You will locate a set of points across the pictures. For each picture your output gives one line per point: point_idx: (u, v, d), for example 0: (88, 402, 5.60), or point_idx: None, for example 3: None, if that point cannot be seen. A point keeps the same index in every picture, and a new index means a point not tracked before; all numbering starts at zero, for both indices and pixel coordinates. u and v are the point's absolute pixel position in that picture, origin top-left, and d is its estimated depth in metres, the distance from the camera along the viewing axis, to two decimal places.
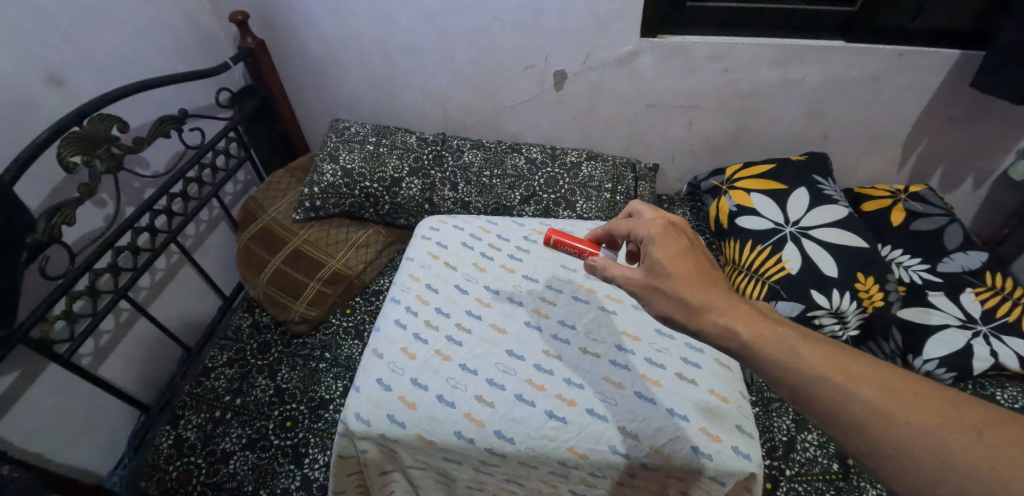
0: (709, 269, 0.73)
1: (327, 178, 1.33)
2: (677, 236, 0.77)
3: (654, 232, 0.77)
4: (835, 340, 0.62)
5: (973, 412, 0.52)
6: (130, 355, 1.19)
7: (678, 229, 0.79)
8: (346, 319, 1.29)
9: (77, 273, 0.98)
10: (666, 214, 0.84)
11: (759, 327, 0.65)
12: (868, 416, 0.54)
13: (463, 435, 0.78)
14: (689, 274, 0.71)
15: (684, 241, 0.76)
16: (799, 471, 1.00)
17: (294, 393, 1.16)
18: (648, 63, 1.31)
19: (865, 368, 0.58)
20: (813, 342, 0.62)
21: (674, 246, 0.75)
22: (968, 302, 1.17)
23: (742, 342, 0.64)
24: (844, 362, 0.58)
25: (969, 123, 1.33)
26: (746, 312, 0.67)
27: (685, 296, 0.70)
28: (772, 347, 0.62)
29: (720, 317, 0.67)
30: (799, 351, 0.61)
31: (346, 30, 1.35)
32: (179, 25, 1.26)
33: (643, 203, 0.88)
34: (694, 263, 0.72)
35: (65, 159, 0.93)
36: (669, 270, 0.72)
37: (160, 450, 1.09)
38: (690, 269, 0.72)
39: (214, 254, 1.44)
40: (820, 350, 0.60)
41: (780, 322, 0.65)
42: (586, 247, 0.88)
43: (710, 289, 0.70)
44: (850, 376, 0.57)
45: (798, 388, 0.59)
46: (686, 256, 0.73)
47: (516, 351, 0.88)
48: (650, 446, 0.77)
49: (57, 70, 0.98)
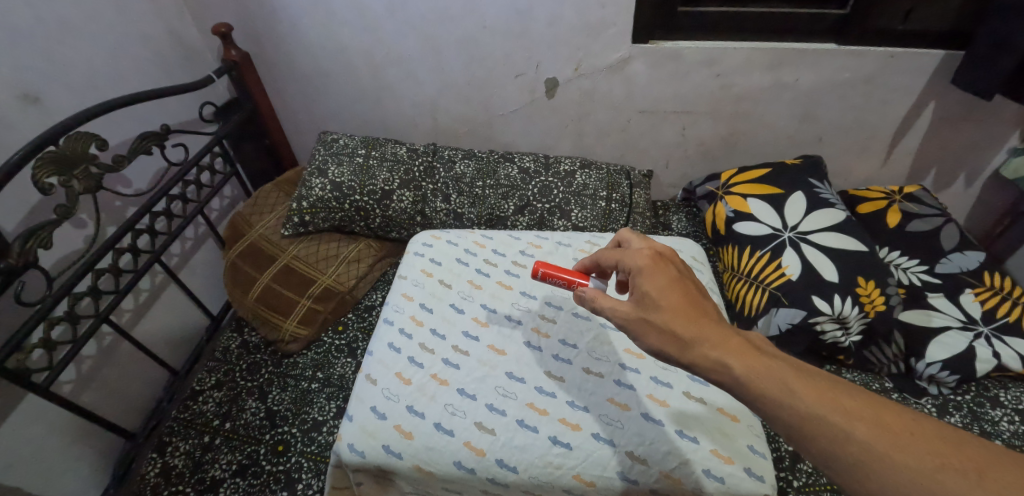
0: (700, 299, 0.70)
1: (315, 192, 1.30)
2: (666, 267, 0.74)
3: (641, 264, 0.74)
4: (826, 373, 0.60)
5: (973, 451, 0.50)
6: (114, 380, 1.14)
7: (666, 259, 0.76)
8: (339, 338, 1.25)
9: (55, 299, 0.93)
10: (655, 243, 0.80)
11: (752, 361, 0.62)
12: (864, 456, 0.52)
13: (464, 465, 0.75)
14: (681, 306, 0.68)
15: (672, 272, 0.73)
16: (806, 482, 0.98)
17: (286, 416, 1.12)
18: (641, 70, 1.30)
19: (860, 404, 0.55)
20: (805, 376, 0.59)
21: (664, 277, 0.72)
22: (968, 303, 1.15)
23: (734, 375, 0.61)
24: (838, 398, 0.56)
25: (960, 122, 1.34)
26: (738, 345, 0.64)
27: (676, 329, 0.67)
28: (764, 382, 0.59)
29: (711, 350, 0.64)
30: (792, 387, 0.58)
31: (333, 41, 1.32)
32: (159, 38, 1.23)
33: (632, 232, 0.84)
34: (685, 294, 0.69)
35: (40, 180, 0.89)
36: (659, 302, 0.69)
37: (146, 479, 1.04)
38: (681, 300, 0.69)
39: (201, 271, 1.40)
40: (813, 385, 0.58)
41: (774, 355, 0.63)
42: (574, 277, 0.84)
43: (703, 320, 0.67)
44: (844, 412, 0.55)
45: (792, 425, 0.56)
46: (676, 286, 0.70)
47: (516, 373, 0.85)
48: (660, 471, 0.74)
49: (32, 87, 0.95)
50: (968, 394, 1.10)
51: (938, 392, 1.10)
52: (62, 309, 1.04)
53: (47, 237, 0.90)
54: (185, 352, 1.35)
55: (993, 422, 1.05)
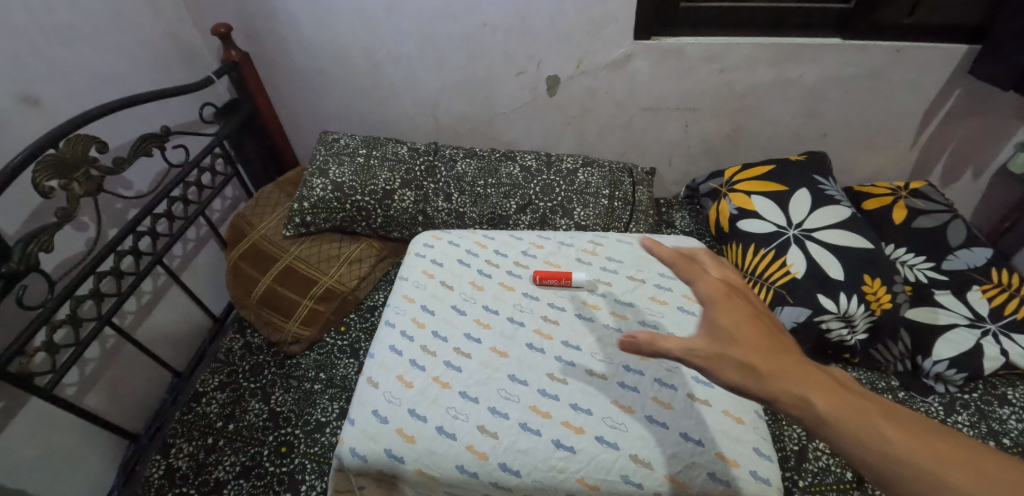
0: (776, 333, 0.65)
1: (316, 193, 1.30)
2: (738, 301, 0.68)
3: (712, 293, 0.67)
4: (916, 414, 0.56)
5: None
6: (117, 382, 1.14)
7: (738, 290, 0.69)
8: (341, 338, 1.25)
9: (57, 302, 0.93)
10: (724, 270, 0.73)
11: (838, 398, 0.57)
12: None
13: (466, 469, 0.75)
14: (759, 342, 0.63)
15: (746, 307, 0.67)
16: (812, 482, 0.97)
17: (289, 417, 1.12)
18: (644, 66, 1.28)
19: (956, 449, 0.52)
20: (894, 418, 0.55)
21: (738, 311, 0.66)
22: (976, 300, 1.14)
23: (819, 414, 0.56)
24: (932, 444, 0.52)
25: (967, 117, 1.32)
26: (822, 381, 0.59)
27: (756, 364, 0.61)
28: (853, 423, 0.55)
29: (795, 387, 0.59)
30: (884, 431, 0.53)
31: (334, 41, 1.32)
32: (159, 39, 1.23)
33: (699, 250, 0.75)
34: (762, 330, 0.64)
35: (40, 183, 0.89)
36: (734, 336, 0.64)
37: (150, 482, 1.04)
38: (758, 335, 0.64)
39: (203, 273, 1.40)
40: (904, 427, 0.54)
41: (861, 394, 0.58)
42: (561, 276, 0.98)
43: (784, 357, 0.62)
44: (942, 460, 0.51)
45: (885, 472, 0.52)
46: (751, 321, 0.65)
47: (519, 376, 0.84)
48: (665, 475, 0.74)
49: (32, 90, 0.94)
50: (976, 391, 1.08)
51: (945, 390, 1.09)
52: (64, 312, 1.04)
53: (48, 240, 0.90)
54: (187, 354, 1.35)
55: (1002, 421, 1.04)
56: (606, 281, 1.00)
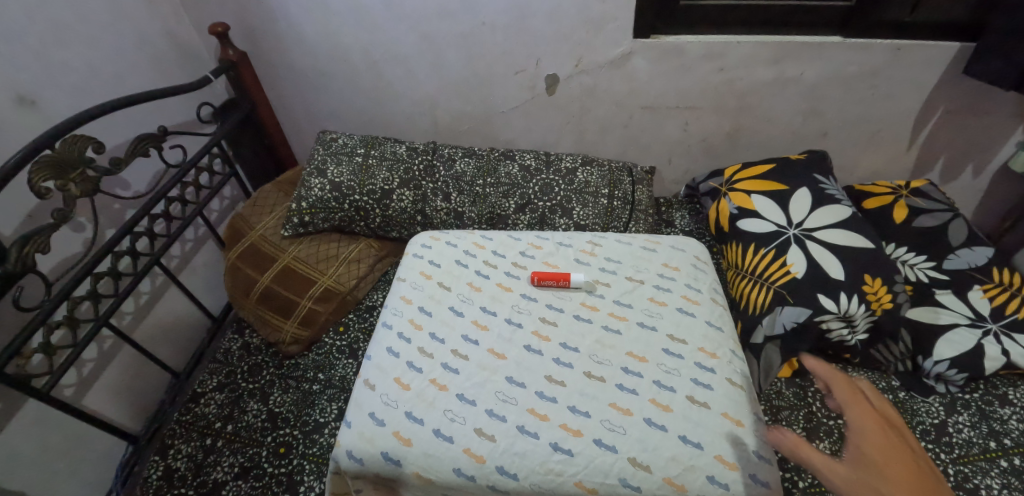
0: (936, 479, 0.62)
1: (315, 193, 1.29)
2: (896, 438, 0.67)
3: (865, 423, 0.69)
4: None
5: None
6: (115, 383, 1.14)
7: (897, 427, 0.69)
8: (340, 338, 1.25)
9: (54, 303, 0.93)
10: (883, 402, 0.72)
11: None
12: None
13: (464, 472, 0.74)
14: (913, 482, 0.62)
15: (904, 445, 0.66)
16: (812, 482, 0.96)
17: (287, 417, 1.12)
18: (643, 65, 1.28)
19: None
20: None
21: (893, 449, 0.66)
22: (977, 300, 1.14)
23: None
24: None
25: (968, 115, 1.31)
26: None
27: None
28: None
29: None
30: None
31: (332, 40, 1.31)
32: (156, 39, 1.22)
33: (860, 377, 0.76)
34: (919, 471, 0.63)
35: (37, 184, 0.88)
36: (885, 470, 0.63)
37: (148, 483, 1.04)
38: (913, 475, 0.63)
39: (202, 273, 1.40)
40: None
41: None
42: (559, 277, 0.97)
43: None
44: None
45: None
46: (906, 459, 0.64)
47: (517, 378, 0.84)
48: (663, 478, 0.73)
49: (28, 91, 0.94)
50: (977, 391, 1.08)
51: (946, 390, 1.08)
52: (61, 314, 1.04)
53: (45, 241, 0.89)
54: (186, 354, 1.35)
55: (1003, 421, 1.03)
56: (605, 283, 0.99)
